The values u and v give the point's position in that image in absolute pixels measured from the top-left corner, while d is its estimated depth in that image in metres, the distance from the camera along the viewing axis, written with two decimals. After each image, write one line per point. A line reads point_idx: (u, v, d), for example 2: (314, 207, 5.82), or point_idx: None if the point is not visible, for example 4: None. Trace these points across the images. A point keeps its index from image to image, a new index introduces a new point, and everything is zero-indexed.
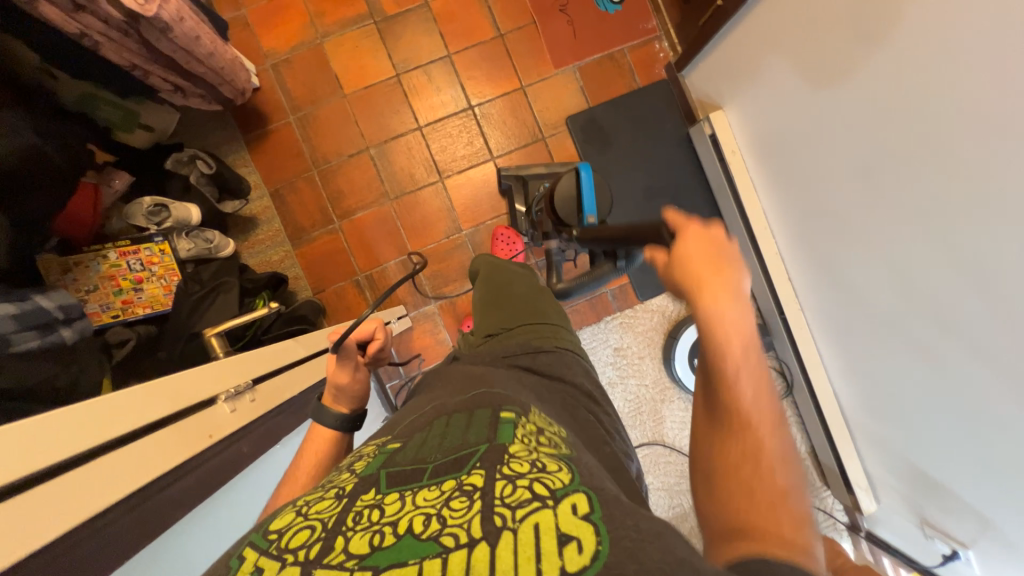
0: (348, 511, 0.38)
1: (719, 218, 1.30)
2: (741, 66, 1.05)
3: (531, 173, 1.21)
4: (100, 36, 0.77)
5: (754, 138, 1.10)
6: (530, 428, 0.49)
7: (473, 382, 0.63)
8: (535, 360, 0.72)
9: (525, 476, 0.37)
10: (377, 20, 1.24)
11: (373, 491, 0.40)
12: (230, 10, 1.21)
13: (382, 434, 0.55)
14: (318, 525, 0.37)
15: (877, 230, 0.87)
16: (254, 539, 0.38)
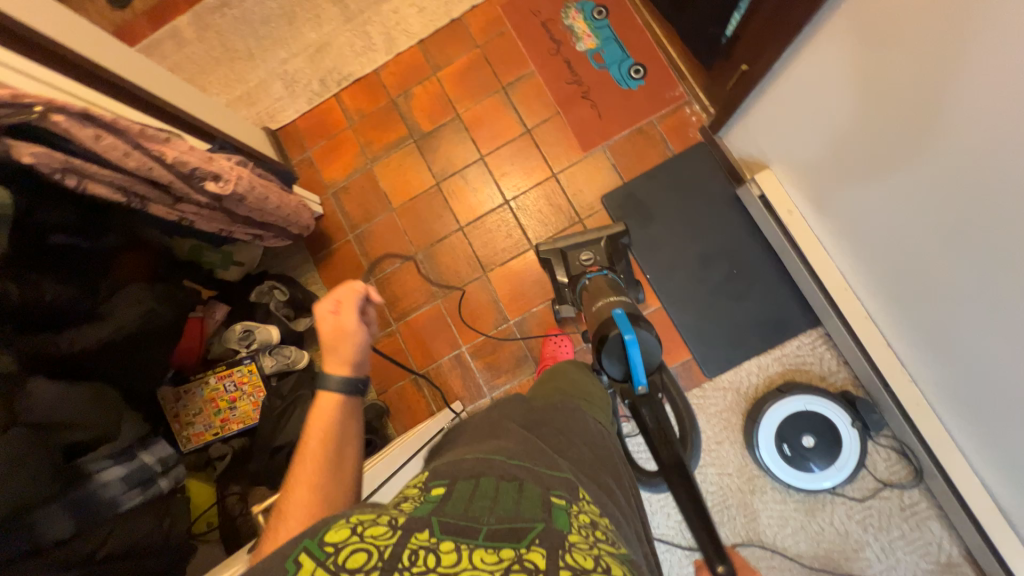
0: (403, 548, 0.39)
1: (789, 277, 1.16)
2: (779, 100, 0.96)
3: (568, 243, 1.13)
4: (194, 215, 0.93)
5: (808, 179, 0.99)
6: (583, 519, 0.49)
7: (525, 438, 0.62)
8: (578, 429, 0.72)
9: (589, 574, 0.39)
10: (416, 139, 1.37)
11: (428, 534, 0.41)
12: (298, 154, 1.42)
13: (419, 475, 0.55)
14: (373, 552, 0.38)
15: (981, 279, 0.74)
16: (310, 547, 0.39)
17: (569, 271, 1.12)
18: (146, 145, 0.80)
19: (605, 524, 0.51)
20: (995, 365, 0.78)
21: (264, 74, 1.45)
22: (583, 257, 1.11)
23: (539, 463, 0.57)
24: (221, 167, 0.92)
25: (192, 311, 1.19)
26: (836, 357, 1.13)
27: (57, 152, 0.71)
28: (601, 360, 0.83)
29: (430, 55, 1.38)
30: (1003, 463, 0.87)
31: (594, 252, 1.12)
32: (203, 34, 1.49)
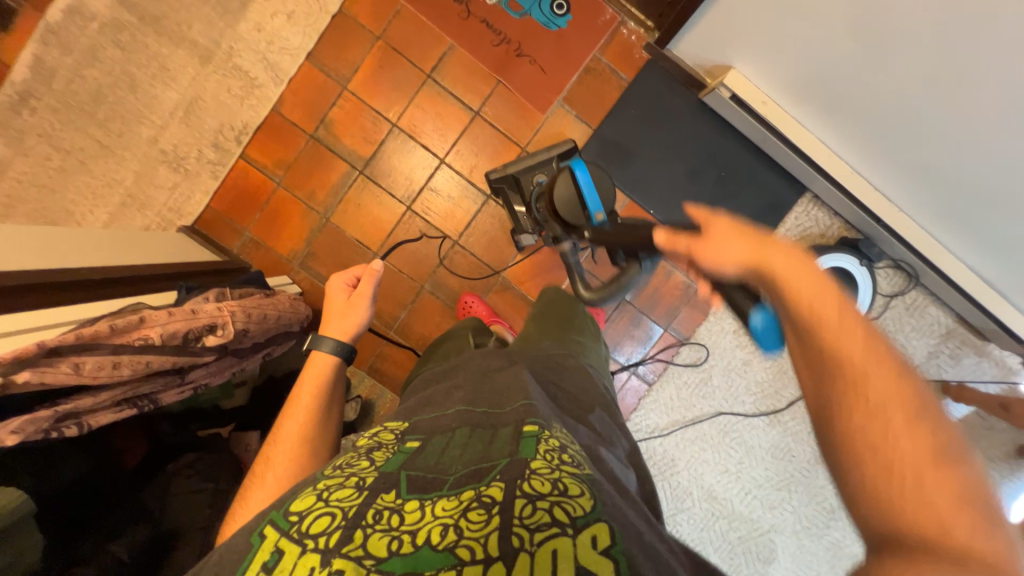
0: (368, 508, 0.42)
1: (771, 160, 1.23)
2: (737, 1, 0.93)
3: (520, 168, 1.09)
4: (205, 377, 0.78)
5: (776, 72, 1.01)
6: (553, 444, 0.50)
7: (502, 381, 0.64)
8: (550, 364, 0.75)
9: (546, 496, 0.41)
10: (361, 169, 1.20)
11: (394, 495, 0.44)
12: (235, 240, 1.20)
13: (399, 422, 0.59)
14: (337, 514, 0.42)
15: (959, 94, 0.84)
16: (277, 519, 0.43)
17: (524, 195, 1.08)
18: (129, 339, 0.63)
19: (579, 446, 0.52)
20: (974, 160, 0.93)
21: (138, 165, 1.16)
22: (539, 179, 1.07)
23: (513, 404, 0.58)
24: (210, 313, 0.75)
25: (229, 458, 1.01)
26: (828, 213, 1.26)
27: (40, 411, 0.55)
28: (557, 193, 0.83)
29: (327, 67, 1.17)
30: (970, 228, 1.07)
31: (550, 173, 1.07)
32: (22, 145, 1.13)
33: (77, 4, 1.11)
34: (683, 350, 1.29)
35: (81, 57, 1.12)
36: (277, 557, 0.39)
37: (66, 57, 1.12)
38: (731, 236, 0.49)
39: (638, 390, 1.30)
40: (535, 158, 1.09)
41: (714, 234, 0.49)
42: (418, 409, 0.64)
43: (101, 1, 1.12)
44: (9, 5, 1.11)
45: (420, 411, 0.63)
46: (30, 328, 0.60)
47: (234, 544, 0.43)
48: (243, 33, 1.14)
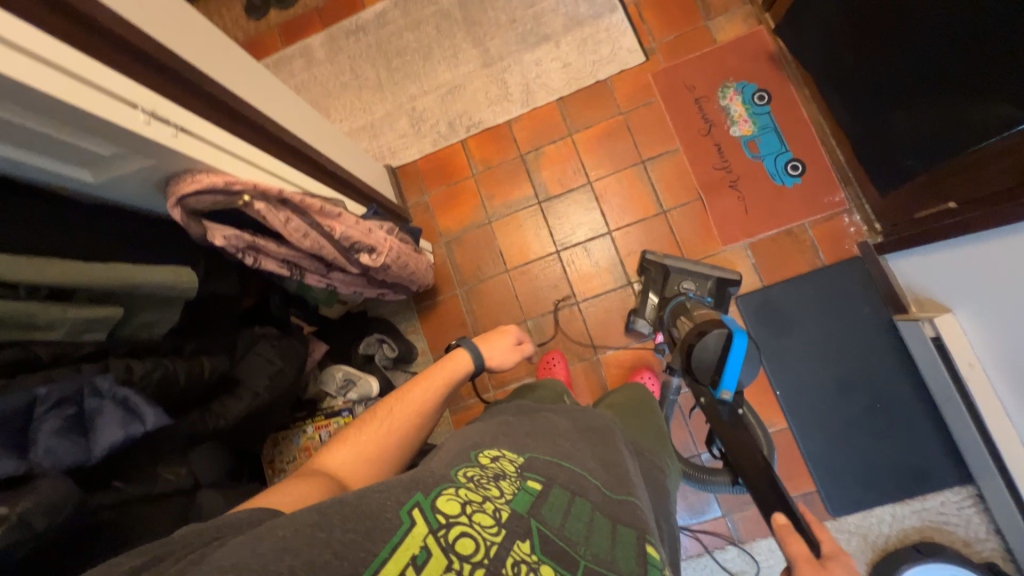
0: (508, 554, 0.41)
1: (944, 428, 1.05)
2: (1000, 263, 0.84)
3: (676, 266, 1.14)
4: (338, 281, 0.88)
5: (1005, 350, 0.88)
6: None
7: (609, 461, 0.60)
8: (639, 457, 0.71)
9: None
10: (541, 200, 1.31)
11: (529, 548, 0.43)
12: (415, 196, 1.38)
13: (516, 455, 0.55)
14: (479, 544, 0.41)
15: None
16: (424, 508, 0.42)
17: (664, 292, 1.13)
18: (322, 223, 0.75)
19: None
20: None
21: (391, 108, 1.42)
22: (684, 285, 1.12)
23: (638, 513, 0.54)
24: (377, 240, 0.85)
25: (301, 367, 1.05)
26: (986, 525, 1.01)
27: (244, 234, 0.67)
28: (699, 347, 0.68)
29: (568, 114, 1.32)
30: None
31: (697, 285, 1.11)
32: (334, 57, 1.46)
33: None
34: (729, 550, 1.12)
35: (410, 23, 1.44)
36: (425, 557, 0.39)
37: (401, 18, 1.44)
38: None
39: None
40: (700, 271, 1.13)
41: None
42: (524, 440, 0.59)
43: None
44: None
45: (524, 444, 0.58)
46: (265, 171, 0.75)
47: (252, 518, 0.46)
48: (524, 60, 1.36)
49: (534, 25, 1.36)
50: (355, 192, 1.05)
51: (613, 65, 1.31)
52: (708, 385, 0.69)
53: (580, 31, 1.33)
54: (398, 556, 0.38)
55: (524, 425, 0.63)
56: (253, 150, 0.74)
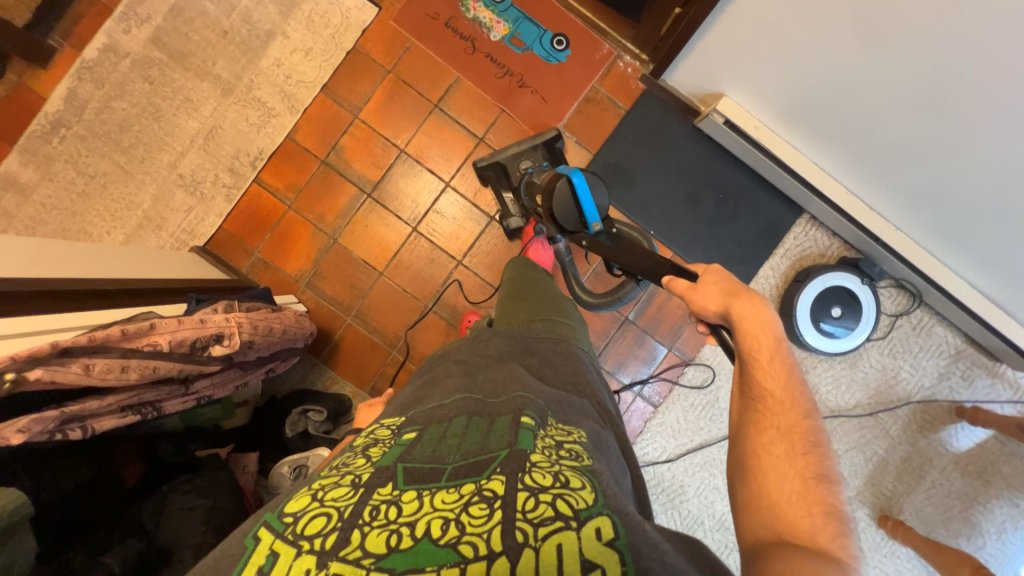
0: (364, 504, 0.45)
1: (768, 184, 1.26)
2: (725, 36, 0.99)
3: (507, 156, 1.20)
4: (208, 390, 0.78)
5: (769, 99, 1.05)
6: (551, 439, 0.53)
7: (499, 376, 0.67)
8: (542, 341, 0.78)
9: (548, 491, 0.43)
10: (369, 191, 1.24)
11: (390, 488, 0.46)
12: (245, 259, 1.23)
13: (394, 418, 0.63)
14: (333, 515, 0.44)
15: (951, 116, 0.85)
16: (274, 521, 0.46)
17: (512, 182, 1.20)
18: (137, 344, 0.63)
19: (575, 437, 0.56)
20: (976, 176, 0.92)
21: (157, 188, 1.22)
22: (523, 167, 1.20)
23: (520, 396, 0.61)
24: (218, 324, 0.75)
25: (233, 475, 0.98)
26: (826, 233, 1.26)
27: (49, 412, 0.55)
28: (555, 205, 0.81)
29: (341, 98, 1.23)
30: (967, 240, 1.06)
31: (533, 160, 1.20)
32: (49, 170, 1.20)
33: (112, 42, 1.20)
34: (688, 371, 1.28)
35: (113, 89, 1.20)
36: (272, 559, 0.41)
37: (98, 89, 1.20)
38: (712, 289, 0.64)
39: (644, 412, 1.27)
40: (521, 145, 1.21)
41: (702, 283, 0.65)
42: (416, 406, 0.65)
43: (133, 40, 1.20)
44: (50, 43, 1.19)
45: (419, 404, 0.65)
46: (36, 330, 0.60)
47: (229, 547, 0.45)
48: (263, 68, 1.22)
49: (250, 27, 1.21)
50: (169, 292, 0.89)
51: (353, 29, 1.23)
52: (584, 228, 0.82)
53: (299, 11, 1.22)
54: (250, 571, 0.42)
55: (422, 394, 0.68)
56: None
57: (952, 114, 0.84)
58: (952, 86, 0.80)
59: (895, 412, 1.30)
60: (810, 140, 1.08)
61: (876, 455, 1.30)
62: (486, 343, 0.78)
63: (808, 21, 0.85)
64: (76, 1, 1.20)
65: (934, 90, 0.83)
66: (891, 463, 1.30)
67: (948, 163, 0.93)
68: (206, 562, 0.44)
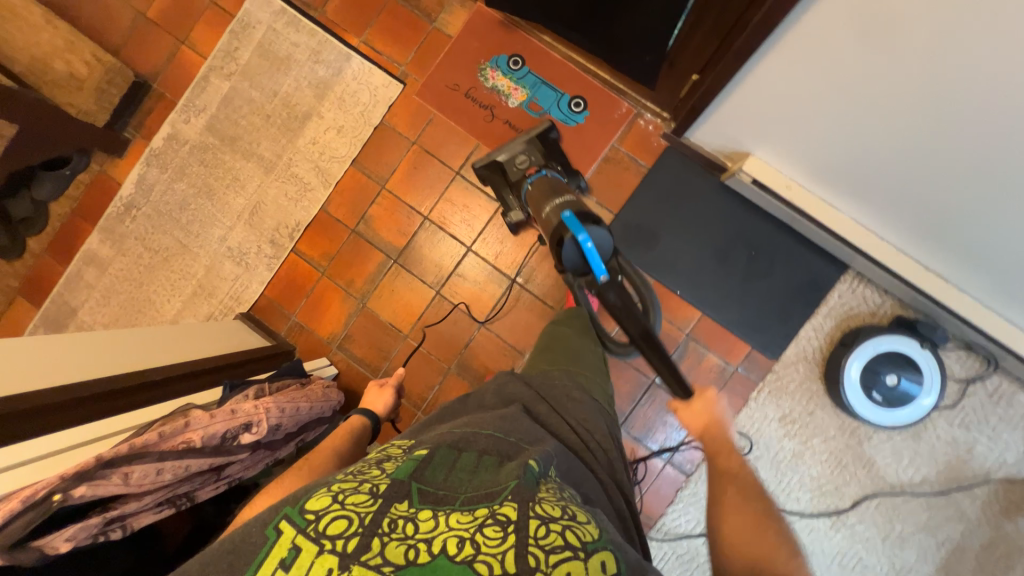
0: (384, 515, 0.46)
1: (805, 240, 1.17)
2: (735, 101, 0.95)
3: (502, 153, 1.14)
4: (238, 472, 0.82)
5: (791, 152, 0.98)
6: (554, 483, 0.55)
7: (515, 417, 0.71)
8: (558, 392, 0.83)
9: (557, 520, 0.45)
10: (395, 257, 1.29)
11: (407, 505, 0.48)
12: (284, 323, 1.31)
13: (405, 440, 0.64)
14: (354, 518, 0.46)
15: (997, 164, 0.75)
16: (293, 515, 0.47)
17: (510, 178, 1.14)
18: (173, 444, 0.70)
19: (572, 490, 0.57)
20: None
21: (210, 259, 1.33)
22: (520, 162, 1.13)
23: (518, 443, 0.64)
24: (248, 413, 0.82)
25: None
26: (877, 291, 1.15)
27: (92, 518, 0.60)
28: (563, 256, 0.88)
29: (369, 170, 1.30)
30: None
31: (529, 153, 1.12)
32: (123, 246, 1.35)
33: (175, 131, 1.35)
34: None
35: (174, 173, 1.35)
36: (294, 554, 0.43)
37: (163, 173, 1.35)
38: None
39: (675, 481, 1.21)
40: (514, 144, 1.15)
41: None
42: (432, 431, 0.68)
43: (193, 128, 1.34)
44: (125, 135, 1.36)
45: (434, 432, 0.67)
46: (56, 452, 0.63)
47: (249, 534, 0.47)
48: (301, 146, 1.32)
49: (289, 110, 1.32)
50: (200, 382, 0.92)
51: (380, 106, 1.30)
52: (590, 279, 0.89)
53: (333, 92, 1.31)
54: (268, 566, 0.43)
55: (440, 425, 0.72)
56: (14, 444, 0.61)
57: (983, 176, 0.78)
58: (979, 158, 0.76)
59: (971, 491, 1.14)
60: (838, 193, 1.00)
61: (949, 539, 1.14)
62: (498, 386, 0.82)
63: (822, 94, 0.81)
64: (146, 97, 1.36)
65: (963, 153, 0.77)
66: (970, 551, 1.14)
67: (996, 212, 0.83)
68: (226, 546, 0.46)
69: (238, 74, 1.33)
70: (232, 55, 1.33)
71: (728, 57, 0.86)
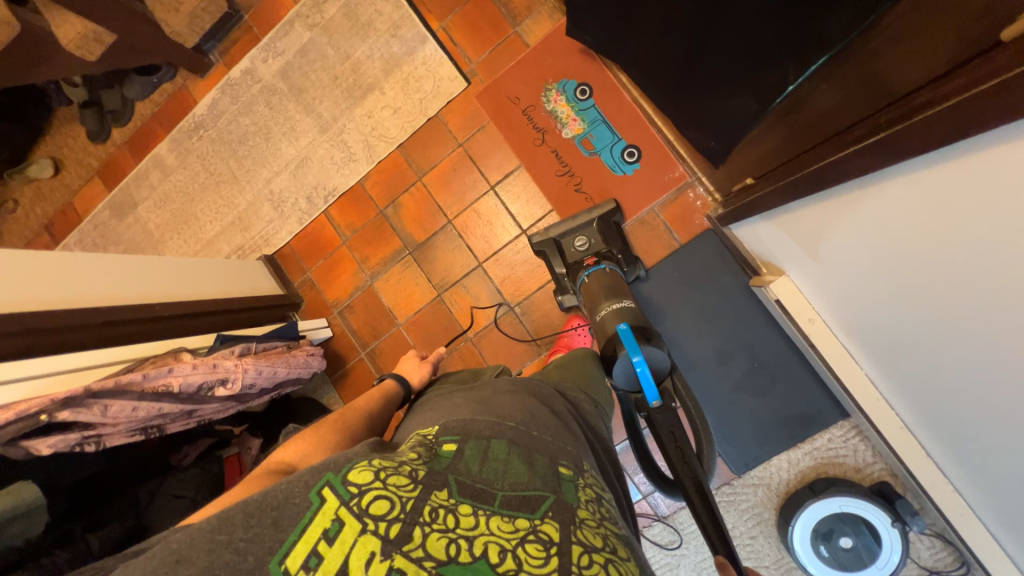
0: (426, 503, 0.42)
1: (814, 372, 1.11)
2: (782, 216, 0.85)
3: (560, 231, 1.11)
4: (210, 413, 0.93)
5: (823, 284, 0.87)
6: (587, 491, 0.49)
7: (542, 407, 0.62)
8: (571, 400, 0.72)
9: (600, 552, 0.41)
10: (412, 249, 1.33)
11: (447, 494, 0.44)
12: (299, 275, 1.41)
13: (432, 428, 0.56)
14: (396, 502, 0.41)
15: (1007, 402, 0.59)
16: (335, 484, 0.42)
17: (566, 259, 1.10)
18: (154, 385, 0.80)
19: (604, 493, 0.52)
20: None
21: (252, 197, 1.43)
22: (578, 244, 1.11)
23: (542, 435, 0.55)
24: (227, 370, 0.91)
25: (224, 450, 1.09)
26: (870, 449, 1.08)
27: (71, 434, 0.72)
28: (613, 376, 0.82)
29: (412, 158, 1.32)
30: None
31: (589, 236, 1.11)
32: (185, 160, 1.47)
33: (252, 67, 1.41)
34: (656, 526, 1.19)
35: (242, 106, 1.42)
36: (337, 527, 0.40)
37: (233, 104, 1.43)
38: None
39: None
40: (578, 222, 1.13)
41: None
42: (447, 416, 0.60)
43: (268, 68, 1.40)
44: (210, 59, 1.45)
45: (451, 414, 0.59)
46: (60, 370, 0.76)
47: (285, 492, 0.42)
48: (356, 116, 1.34)
49: (356, 77, 1.34)
50: (194, 327, 1.03)
51: (439, 98, 1.29)
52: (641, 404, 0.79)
53: (400, 71, 1.31)
54: (306, 535, 0.39)
55: (453, 404, 0.65)
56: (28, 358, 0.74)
57: (990, 404, 0.63)
58: (965, 399, 0.68)
59: None
60: (862, 344, 0.89)
61: None
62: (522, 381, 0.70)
63: (857, 242, 0.69)
64: (236, 27, 1.43)
65: (975, 367, 0.62)
66: None
67: (997, 447, 0.67)
68: (242, 509, 0.41)
69: (320, 27, 1.36)
70: (319, 8, 1.36)
71: (773, 189, 0.81)
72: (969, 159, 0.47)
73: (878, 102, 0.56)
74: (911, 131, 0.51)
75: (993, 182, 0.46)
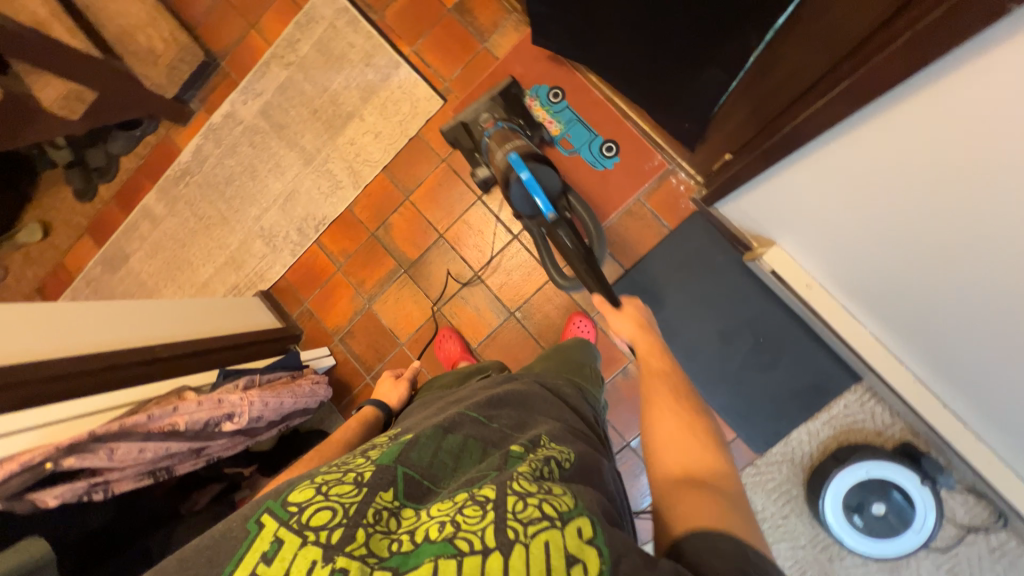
0: (368, 504, 0.40)
1: (819, 340, 1.11)
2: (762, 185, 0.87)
3: (468, 114, 1.09)
4: (213, 453, 0.90)
5: (812, 246, 0.88)
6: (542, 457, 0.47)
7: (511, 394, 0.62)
8: (550, 386, 0.71)
9: (535, 494, 0.39)
10: (406, 267, 1.34)
11: (392, 495, 0.43)
12: (297, 307, 1.41)
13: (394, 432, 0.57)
14: (338, 509, 0.39)
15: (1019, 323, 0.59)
16: (274, 509, 0.40)
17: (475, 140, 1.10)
18: (160, 425, 0.79)
19: (568, 455, 0.51)
20: None
21: (243, 236, 1.44)
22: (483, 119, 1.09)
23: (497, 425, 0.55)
24: (232, 404, 0.89)
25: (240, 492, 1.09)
26: (888, 411, 1.07)
27: (77, 483, 0.71)
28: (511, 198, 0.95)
29: (397, 179, 1.34)
30: None
31: (491, 110, 1.10)
32: (173, 208, 1.48)
33: (232, 111, 1.44)
34: None
35: (226, 148, 1.45)
36: (276, 547, 0.37)
37: (217, 147, 1.46)
38: None
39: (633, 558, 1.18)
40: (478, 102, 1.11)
41: None
42: (415, 421, 0.61)
43: (248, 110, 1.43)
44: (191, 107, 1.48)
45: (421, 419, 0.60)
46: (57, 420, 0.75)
47: (227, 527, 0.40)
48: (339, 144, 1.37)
49: (335, 107, 1.37)
50: (195, 367, 1.02)
51: (418, 118, 1.32)
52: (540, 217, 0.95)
53: (377, 97, 1.34)
54: (245, 564, 0.37)
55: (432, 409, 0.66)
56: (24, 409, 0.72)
57: (999, 330, 0.63)
58: (972, 327, 0.67)
59: None
60: (859, 299, 0.89)
61: None
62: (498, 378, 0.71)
63: (834, 195, 0.71)
64: (214, 75, 1.48)
65: (975, 297, 0.63)
66: None
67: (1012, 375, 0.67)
68: (201, 542, 0.39)
69: (296, 65, 1.40)
70: (293, 47, 1.41)
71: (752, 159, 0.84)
72: (934, 84, 0.50)
73: (839, 54, 0.59)
74: (880, 70, 0.54)
75: (959, 100, 0.48)
